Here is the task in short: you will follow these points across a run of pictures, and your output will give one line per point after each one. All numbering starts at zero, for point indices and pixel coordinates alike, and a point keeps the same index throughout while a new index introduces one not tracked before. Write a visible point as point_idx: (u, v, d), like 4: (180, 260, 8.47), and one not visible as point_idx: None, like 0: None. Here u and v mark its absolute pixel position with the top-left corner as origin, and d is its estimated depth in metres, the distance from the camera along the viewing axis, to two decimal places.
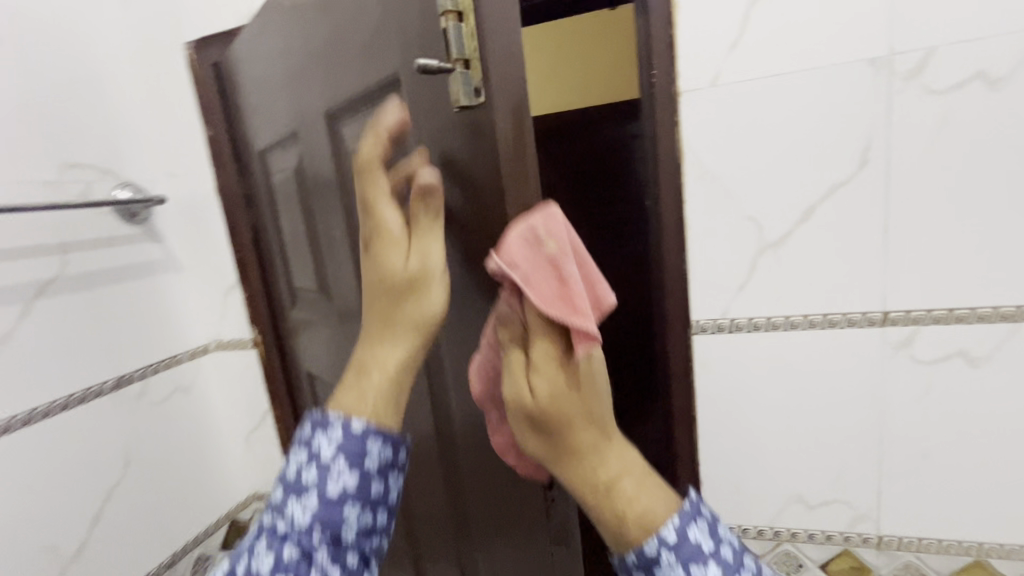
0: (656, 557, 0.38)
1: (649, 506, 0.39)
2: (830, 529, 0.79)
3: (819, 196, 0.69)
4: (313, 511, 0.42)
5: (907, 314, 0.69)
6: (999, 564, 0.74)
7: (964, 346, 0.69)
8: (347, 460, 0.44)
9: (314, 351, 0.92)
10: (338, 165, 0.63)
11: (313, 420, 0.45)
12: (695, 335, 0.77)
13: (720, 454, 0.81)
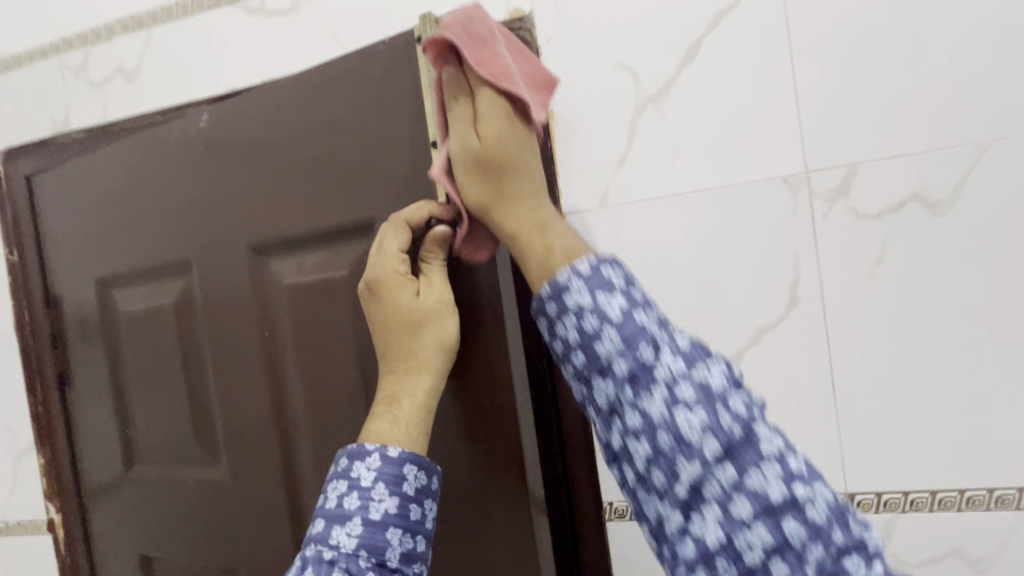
0: (568, 287, 0.39)
1: (569, 268, 0.40)
2: None
3: (743, 343, 0.51)
4: (359, 540, 0.43)
5: (878, 499, 0.49)
6: None
7: (957, 542, 0.49)
8: (373, 511, 0.44)
9: (152, 527, 0.73)
10: (259, 299, 0.59)
11: (339, 467, 0.45)
12: (608, 521, 0.57)
13: None
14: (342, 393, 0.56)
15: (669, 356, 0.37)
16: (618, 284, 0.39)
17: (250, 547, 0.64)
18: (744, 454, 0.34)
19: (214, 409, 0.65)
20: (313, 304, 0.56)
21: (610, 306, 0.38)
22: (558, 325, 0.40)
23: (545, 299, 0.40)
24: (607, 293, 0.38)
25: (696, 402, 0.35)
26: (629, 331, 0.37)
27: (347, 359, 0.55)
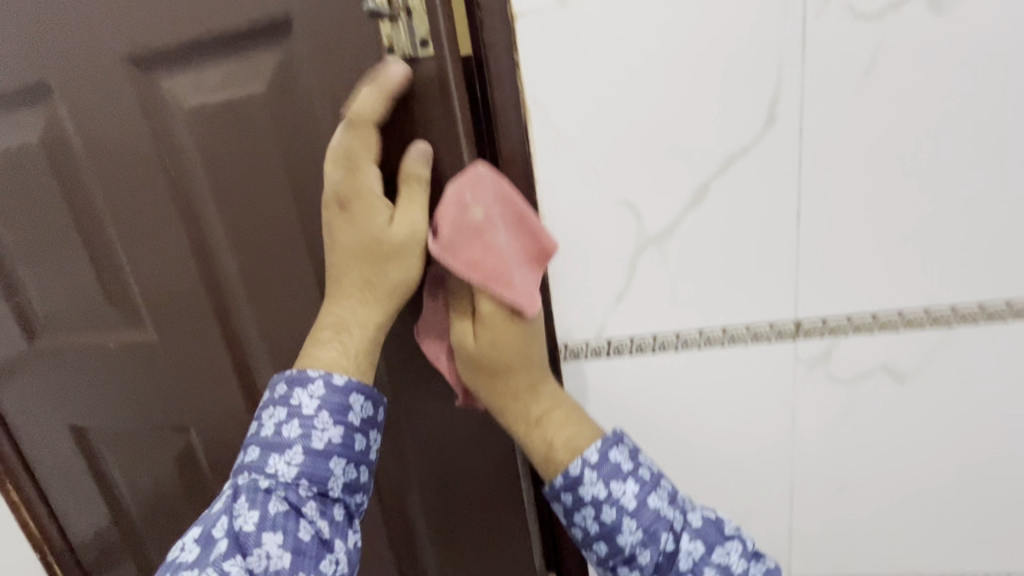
0: (582, 479, 0.45)
1: (580, 460, 0.45)
2: None
3: (710, 172, 0.49)
4: (300, 468, 0.43)
5: (823, 324, 0.53)
6: None
7: (888, 358, 0.53)
8: (314, 440, 0.43)
9: (78, 403, 0.67)
10: (154, 132, 0.49)
11: (277, 395, 0.44)
12: (564, 360, 0.57)
13: None
14: (276, 239, 0.50)
15: (674, 525, 0.44)
16: (625, 467, 0.45)
17: (195, 408, 0.62)
18: (717, 555, 0.44)
19: (123, 266, 0.56)
20: (225, 135, 0.47)
21: (625, 493, 0.44)
22: (575, 513, 0.45)
23: (560, 496, 0.46)
24: (619, 479, 0.44)
25: (687, 542, 0.44)
26: (649, 523, 0.44)
27: (276, 201, 0.49)
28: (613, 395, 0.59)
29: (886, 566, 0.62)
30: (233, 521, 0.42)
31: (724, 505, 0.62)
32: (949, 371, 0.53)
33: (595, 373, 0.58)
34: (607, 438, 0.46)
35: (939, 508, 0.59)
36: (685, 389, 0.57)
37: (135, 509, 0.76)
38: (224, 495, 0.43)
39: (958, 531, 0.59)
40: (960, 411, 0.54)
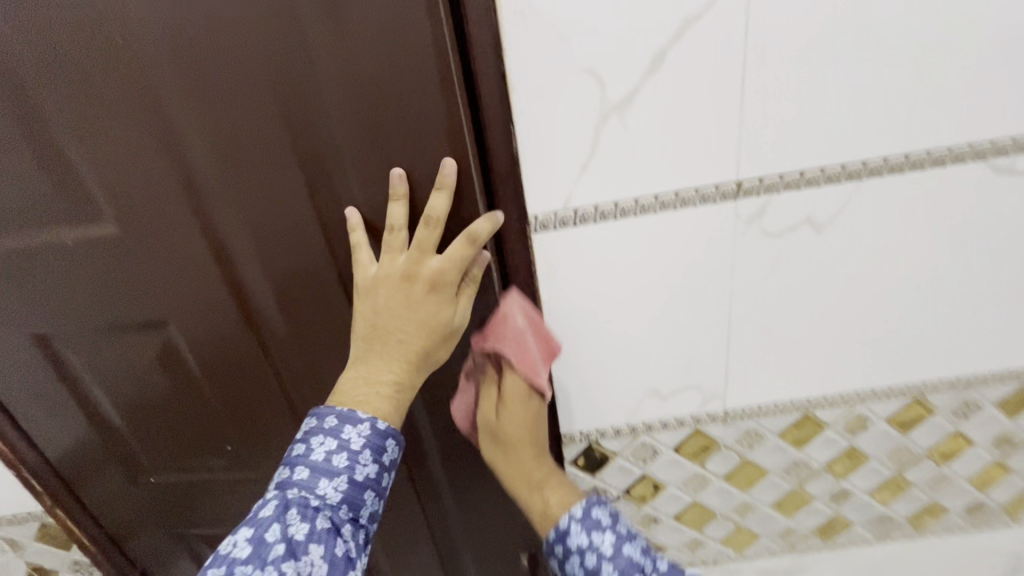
0: (569, 530, 0.62)
1: (568, 513, 0.63)
2: (682, 413, 0.78)
3: (665, 40, 0.54)
4: (342, 494, 0.60)
5: (760, 183, 0.61)
6: (866, 407, 0.78)
7: (811, 212, 0.62)
8: (356, 475, 0.61)
9: (59, 304, 0.69)
10: (112, 38, 0.56)
11: (327, 426, 0.60)
12: (535, 232, 0.63)
13: (592, 353, 0.72)
14: (251, 124, 0.59)
15: (642, 568, 0.59)
16: (608, 522, 0.61)
17: (186, 289, 0.69)
18: None
19: (85, 170, 0.62)
20: (188, 31, 0.55)
21: (604, 543, 0.60)
22: (568, 559, 0.63)
23: (557, 545, 0.63)
24: (599, 531, 0.61)
25: None
26: (620, 562, 0.59)
27: (246, 88, 0.57)
28: (580, 262, 0.65)
29: (799, 390, 0.76)
30: (284, 523, 0.57)
31: (673, 352, 0.72)
32: (860, 220, 0.63)
33: (562, 241, 0.64)
34: (591, 500, 0.63)
35: (843, 340, 0.71)
36: (642, 252, 0.64)
37: (124, 409, 0.79)
38: (272, 493, 0.60)
39: (857, 356, 0.73)
40: (866, 255, 0.65)
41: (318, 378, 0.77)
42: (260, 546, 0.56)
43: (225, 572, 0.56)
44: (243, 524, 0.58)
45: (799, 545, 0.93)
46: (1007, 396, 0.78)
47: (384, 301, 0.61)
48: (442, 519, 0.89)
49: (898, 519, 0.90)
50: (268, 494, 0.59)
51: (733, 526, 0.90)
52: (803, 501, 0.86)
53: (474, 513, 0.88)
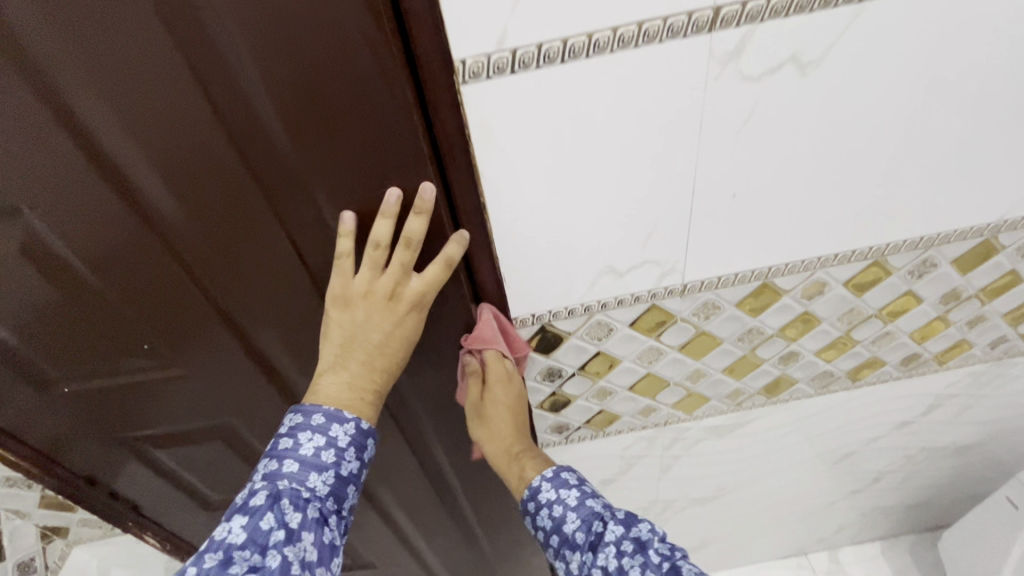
0: (541, 488, 0.73)
1: (540, 474, 0.74)
2: (639, 290, 0.73)
3: None
4: (329, 486, 0.62)
5: (741, 11, 0.49)
6: (825, 272, 0.75)
7: (796, 48, 0.52)
8: (343, 470, 0.64)
9: None
10: None
11: (316, 424, 0.63)
12: (463, 84, 0.51)
13: (541, 230, 0.65)
14: None
15: (604, 514, 0.66)
16: (575, 482, 0.72)
17: (52, 183, 0.58)
18: (635, 530, 0.63)
19: None
20: None
21: (570, 497, 0.70)
22: (540, 522, 0.72)
23: (529, 509, 0.74)
24: (568, 487, 0.71)
25: (613, 524, 0.64)
26: (585, 512, 0.68)
27: None
28: (524, 121, 0.54)
29: (761, 257, 0.72)
30: (278, 514, 0.58)
31: (630, 224, 0.66)
32: (846, 57, 0.54)
33: (502, 96, 0.52)
34: (560, 465, 0.74)
35: (808, 201, 0.66)
36: (599, 106, 0.54)
37: (14, 316, 0.69)
38: (262, 485, 0.60)
39: (821, 218, 0.69)
40: (847, 100, 0.57)
41: (241, 282, 0.69)
42: (257, 533, 0.57)
43: (222, 557, 0.56)
44: (235, 513, 0.58)
45: (744, 404, 0.97)
46: (964, 253, 0.76)
47: (362, 315, 0.65)
48: (397, 392, 0.89)
49: (839, 374, 0.93)
50: (257, 485, 0.60)
51: (686, 391, 0.92)
52: (753, 364, 0.88)
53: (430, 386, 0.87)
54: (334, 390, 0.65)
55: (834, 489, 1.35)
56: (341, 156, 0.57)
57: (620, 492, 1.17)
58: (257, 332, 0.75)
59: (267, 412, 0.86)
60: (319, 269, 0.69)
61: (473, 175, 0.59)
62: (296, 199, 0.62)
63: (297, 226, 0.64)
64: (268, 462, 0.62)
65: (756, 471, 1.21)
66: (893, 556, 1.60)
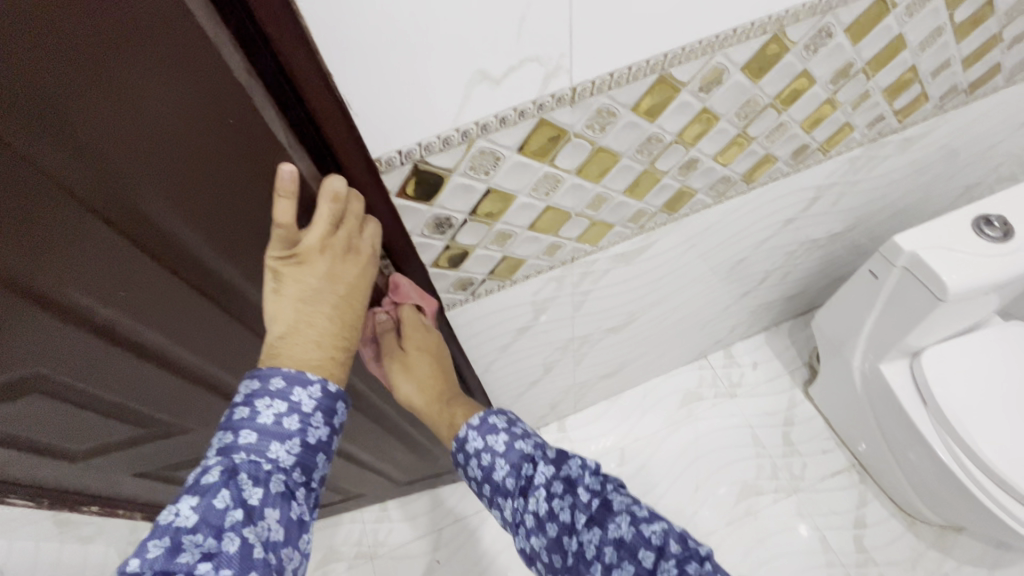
0: (467, 438, 0.81)
1: (466, 423, 0.81)
2: (523, 103, 0.60)
3: None
4: (292, 458, 0.58)
5: None
6: (724, 55, 0.66)
7: None
8: (309, 438, 0.60)
9: None
10: None
11: (276, 389, 0.57)
12: None
13: (381, 22, 0.48)
14: None
15: (532, 455, 0.76)
16: (499, 423, 0.81)
17: None
18: (562, 467, 0.74)
19: None
20: None
21: (497, 442, 0.79)
22: (469, 468, 0.81)
23: (457, 459, 0.83)
24: (490, 430, 0.81)
25: (540, 466, 0.74)
26: (510, 457, 0.78)
27: None
28: None
29: (655, 42, 0.61)
30: (235, 491, 0.54)
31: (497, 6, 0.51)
32: None
33: None
34: (487, 413, 0.82)
35: None
36: None
37: None
38: (216, 460, 0.55)
39: None
40: None
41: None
42: (211, 515, 0.52)
43: (170, 542, 0.51)
44: (185, 494, 0.53)
45: (648, 226, 0.94)
46: (859, 18, 0.71)
47: (304, 281, 0.58)
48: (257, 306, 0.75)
49: (735, 178, 0.91)
50: (211, 462, 0.55)
51: (589, 222, 0.86)
52: (654, 179, 0.82)
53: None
54: (302, 351, 0.58)
55: (728, 295, 1.45)
56: (126, 91, 0.44)
57: (535, 338, 1.16)
58: (94, 311, 0.62)
59: (90, 364, 0.69)
60: (143, 234, 0.56)
61: (315, 59, 0.49)
62: (81, 161, 0.47)
63: (98, 195, 0.50)
64: (222, 435, 0.56)
65: (660, 293, 1.25)
66: (775, 341, 1.83)
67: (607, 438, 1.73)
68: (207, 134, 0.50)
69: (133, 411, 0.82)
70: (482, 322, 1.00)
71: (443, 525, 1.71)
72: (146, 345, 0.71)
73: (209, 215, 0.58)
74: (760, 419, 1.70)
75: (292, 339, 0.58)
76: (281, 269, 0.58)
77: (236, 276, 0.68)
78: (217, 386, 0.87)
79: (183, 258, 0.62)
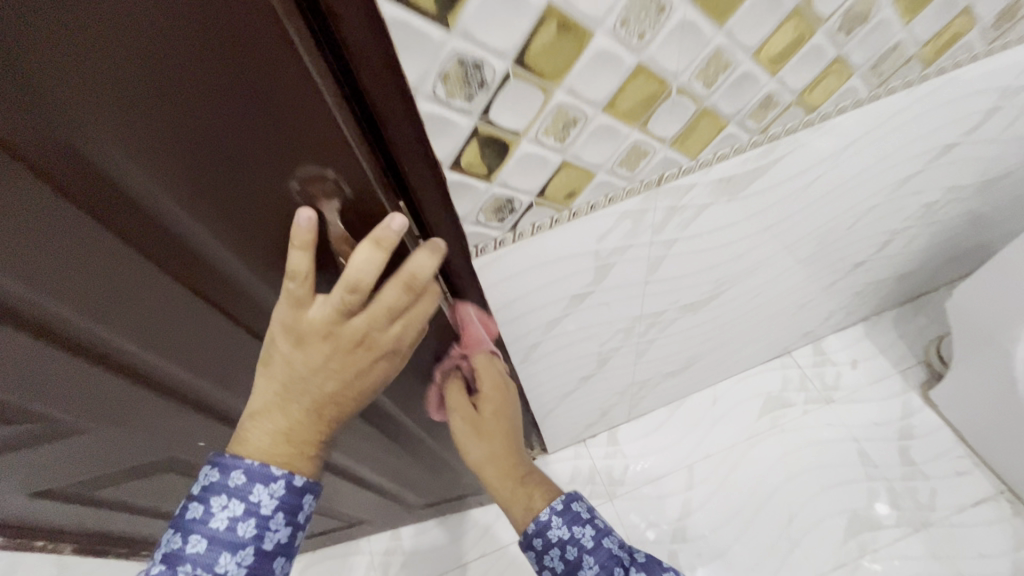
0: (550, 522, 0.73)
1: (549, 509, 0.74)
2: None
3: None
4: (244, 562, 0.55)
5: None
6: None
7: None
8: (266, 545, 0.57)
9: None
10: None
11: (232, 485, 0.55)
12: None
13: None
14: None
15: (628, 562, 0.69)
16: (589, 516, 0.74)
17: None
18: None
19: None
20: None
21: (587, 538, 0.72)
22: (545, 552, 0.74)
23: (530, 536, 0.75)
24: (582, 524, 0.73)
25: (638, 574, 0.68)
26: (603, 557, 0.70)
27: None
28: None
29: None
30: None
31: None
32: None
33: None
34: (570, 497, 0.75)
35: None
36: None
37: None
38: (160, 570, 0.52)
39: None
40: None
41: None
42: None
43: None
44: None
45: (773, 131, 0.66)
46: None
47: (294, 358, 0.51)
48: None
49: (907, 45, 0.62)
50: (156, 573, 0.53)
51: (695, 107, 0.56)
52: (801, 35, 0.54)
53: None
54: (264, 441, 0.55)
55: (836, 267, 1.12)
56: None
57: (594, 312, 0.86)
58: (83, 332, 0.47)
59: (40, 391, 0.51)
60: (147, 239, 0.42)
61: None
62: (54, 139, 0.32)
63: (83, 187, 0.36)
64: (170, 537, 0.54)
65: (758, 257, 0.93)
66: (878, 334, 1.48)
67: (670, 454, 1.40)
68: (235, 110, 0.35)
69: (48, 433, 0.59)
70: (529, 279, 0.71)
71: (468, 559, 1.39)
72: (51, 325, 0.45)
73: (238, 221, 0.42)
74: (868, 431, 1.35)
75: (257, 421, 0.55)
76: (277, 340, 0.51)
77: (268, 295, 0.52)
78: (201, 404, 0.66)
79: (200, 270, 0.47)
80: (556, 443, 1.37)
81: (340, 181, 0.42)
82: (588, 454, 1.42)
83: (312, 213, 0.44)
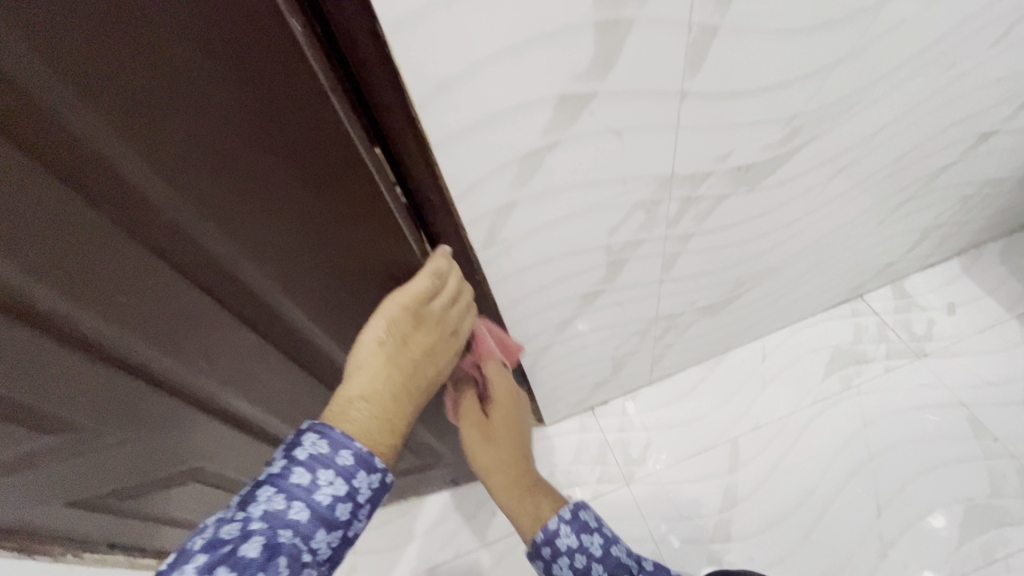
0: (558, 531, 0.60)
1: (556, 516, 0.61)
2: None
3: None
4: (329, 542, 0.45)
5: None
6: None
7: None
8: (351, 532, 0.47)
9: None
10: None
11: (341, 464, 0.45)
12: None
13: None
14: None
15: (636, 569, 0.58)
16: (597, 526, 0.61)
17: None
18: None
19: None
20: None
21: (596, 547, 0.59)
22: (558, 564, 0.60)
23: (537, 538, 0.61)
24: (589, 534, 0.60)
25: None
26: (612, 565, 0.58)
27: None
28: None
29: None
30: None
31: None
32: None
33: None
34: (580, 503, 0.63)
35: None
36: None
37: None
38: (260, 530, 0.41)
39: None
40: None
41: None
42: None
43: None
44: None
45: None
46: None
47: (422, 348, 0.50)
48: (248, 296, 0.48)
49: None
50: (253, 528, 0.41)
51: None
52: None
53: (321, 289, 0.49)
54: (372, 424, 0.47)
55: (952, 142, 0.78)
56: None
57: (603, 151, 0.54)
58: (36, 300, 0.40)
59: None
60: (99, 176, 0.34)
61: None
62: None
63: (61, 141, 0.31)
64: (272, 495, 0.43)
65: (856, 85, 0.60)
66: (979, 273, 1.12)
67: (707, 426, 1.05)
68: (230, 57, 0.30)
69: None
70: (491, 24, 0.39)
71: (434, 564, 1.03)
72: None
73: (208, 173, 0.35)
74: (979, 394, 0.99)
75: (361, 406, 0.47)
76: (396, 319, 0.49)
77: (250, 276, 0.45)
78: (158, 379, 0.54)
79: (140, 203, 0.36)
80: (555, 408, 1.03)
81: (330, 148, 0.37)
82: (596, 426, 1.08)
83: (304, 191, 0.39)
